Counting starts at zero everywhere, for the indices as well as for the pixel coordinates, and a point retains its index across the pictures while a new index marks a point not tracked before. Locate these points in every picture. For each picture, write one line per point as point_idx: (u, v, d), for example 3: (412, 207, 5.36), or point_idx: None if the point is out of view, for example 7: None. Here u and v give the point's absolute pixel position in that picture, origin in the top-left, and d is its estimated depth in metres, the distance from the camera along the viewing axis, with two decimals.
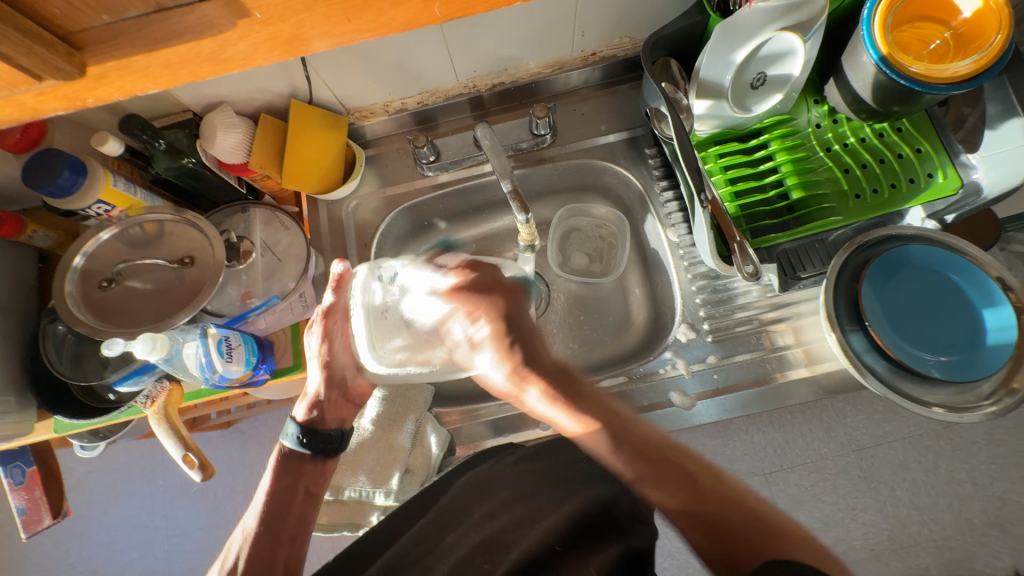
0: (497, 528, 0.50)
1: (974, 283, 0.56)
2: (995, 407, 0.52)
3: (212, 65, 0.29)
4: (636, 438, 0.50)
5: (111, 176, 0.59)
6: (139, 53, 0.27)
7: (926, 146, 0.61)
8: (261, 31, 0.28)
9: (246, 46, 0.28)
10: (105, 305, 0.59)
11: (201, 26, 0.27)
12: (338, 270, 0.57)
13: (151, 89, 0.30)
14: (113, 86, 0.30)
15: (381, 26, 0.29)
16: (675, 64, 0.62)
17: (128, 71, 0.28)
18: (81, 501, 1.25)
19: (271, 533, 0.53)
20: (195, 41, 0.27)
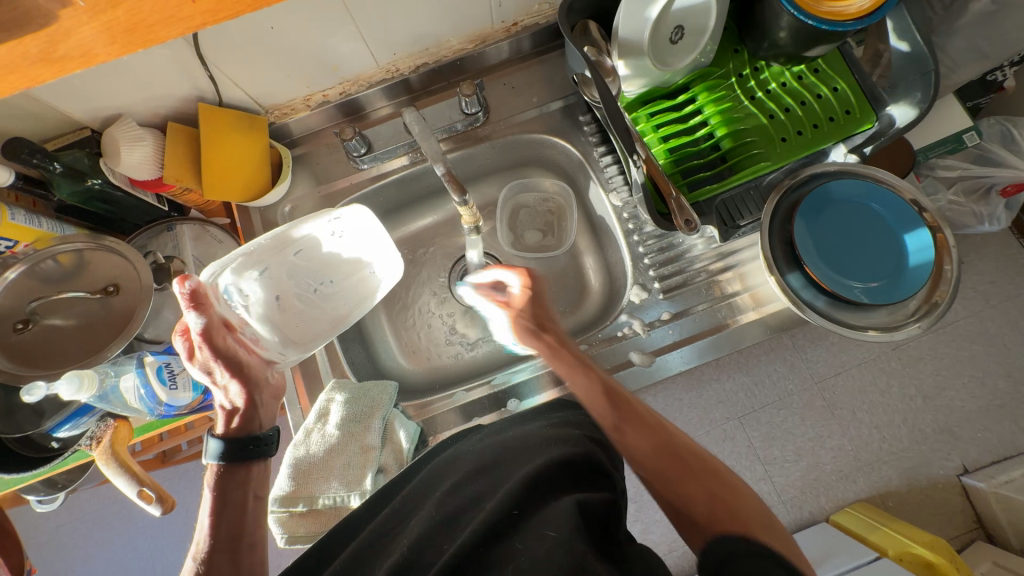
0: (459, 503, 0.49)
1: (895, 209, 0.59)
2: (919, 324, 0.56)
3: (49, 68, 0.27)
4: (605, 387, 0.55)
5: (7, 209, 0.54)
6: None
7: (842, 84, 0.64)
8: (90, 24, 0.26)
9: (80, 41, 0.26)
10: (24, 348, 0.54)
11: (21, 20, 0.25)
12: (183, 288, 0.47)
13: None
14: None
15: (230, 6, 0.27)
16: (595, 25, 0.61)
17: None
18: (55, 555, 1.19)
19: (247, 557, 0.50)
20: (17, 39, 0.25)
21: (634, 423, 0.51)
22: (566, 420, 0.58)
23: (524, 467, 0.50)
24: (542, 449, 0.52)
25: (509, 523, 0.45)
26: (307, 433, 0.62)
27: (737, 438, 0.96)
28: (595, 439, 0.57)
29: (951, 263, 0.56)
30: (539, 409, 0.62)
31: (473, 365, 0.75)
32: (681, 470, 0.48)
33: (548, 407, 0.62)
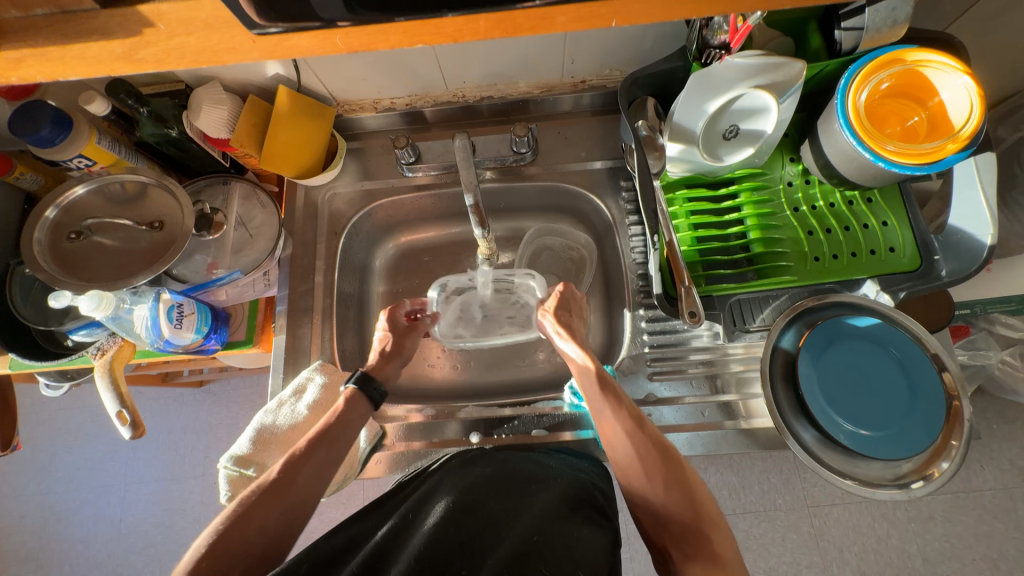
0: (471, 530, 0.52)
1: (914, 363, 0.56)
2: (903, 491, 0.52)
3: (129, 64, 0.31)
4: (627, 408, 0.53)
5: (95, 134, 0.61)
6: (51, 46, 0.28)
7: (892, 220, 0.62)
8: (170, 41, 0.30)
9: (157, 50, 0.30)
10: (69, 255, 0.60)
11: (111, 29, 0.28)
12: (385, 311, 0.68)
13: (70, 76, 0.31)
14: (34, 70, 0.30)
15: (288, 43, 0.31)
16: (653, 103, 0.63)
17: (45, 61, 0.29)
18: (48, 436, 1.28)
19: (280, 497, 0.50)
20: (105, 41, 0.29)
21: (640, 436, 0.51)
22: (570, 463, 0.61)
23: (540, 508, 0.54)
24: (551, 483, 0.57)
25: (530, 548, 0.49)
26: (279, 405, 0.64)
27: None
28: (595, 486, 0.59)
29: (958, 439, 0.52)
30: (527, 452, 0.62)
31: (456, 385, 0.77)
32: (680, 500, 0.50)
33: (551, 448, 0.64)
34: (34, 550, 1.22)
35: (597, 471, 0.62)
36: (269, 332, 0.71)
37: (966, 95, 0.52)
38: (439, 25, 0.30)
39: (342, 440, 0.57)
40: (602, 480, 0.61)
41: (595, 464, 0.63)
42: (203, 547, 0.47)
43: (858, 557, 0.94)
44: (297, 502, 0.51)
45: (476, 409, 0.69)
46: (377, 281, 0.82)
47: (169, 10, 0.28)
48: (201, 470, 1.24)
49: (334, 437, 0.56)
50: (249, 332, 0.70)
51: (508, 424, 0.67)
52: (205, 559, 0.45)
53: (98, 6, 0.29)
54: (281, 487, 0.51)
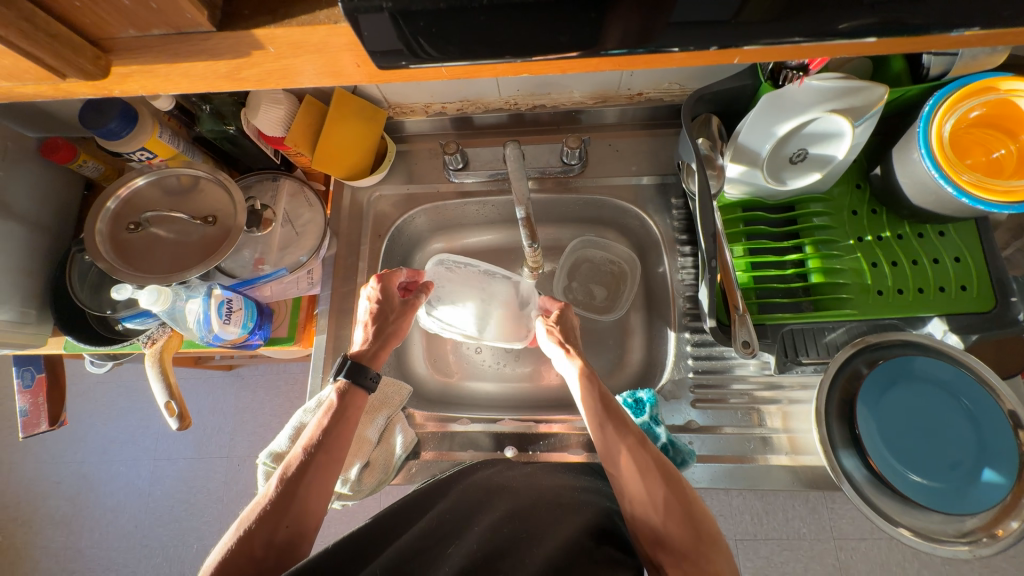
0: (490, 551, 0.49)
1: (985, 411, 0.53)
2: (969, 549, 0.49)
3: (228, 81, 0.32)
4: (672, 486, 0.52)
5: (158, 128, 0.62)
6: (162, 63, 0.30)
7: (967, 257, 0.58)
8: (273, 63, 0.31)
9: (260, 71, 0.31)
10: (127, 246, 0.61)
11: (219, 49, 0.29)
12: (372, 288, 0.66)
13: (169, 90, 0.32)
14: (137, 84, 0.33)
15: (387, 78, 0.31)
16: (717, 120, 0.61)
17: (151, 74, 0.31)
18: (85, 407, 1.33)
19: (272, 523, 0.51)
20: (213, 60, 0.30)
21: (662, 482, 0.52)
22: (594, 490, 0.59)
23: (568, 540, 0.51)
24: (575, 509, 0.54)
25: None
26: (318, 405, 0.65)
27: None
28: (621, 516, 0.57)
29: None
30: (555, 469, 0.61)
31: (486, 394, 0.76)
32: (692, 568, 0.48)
33: (581, 468, 0.63)
34: (67, 515, 1.27)
35: None
36: (310, 330, 0.72)
37: None
38: (539, 64, 0.31)
39: (339, 444, 0.57)
40: None
41: None
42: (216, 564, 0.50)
43: None
44: (301, 512, 0.53)
45: (508, 423, 0.68)
46: None
47: (282, 35, 0.28)
48: (225, 451, 1.27)
49: (331, 442, 0.57)
50: (290, 330, 0.71)
51: (542, 441, 0.66)
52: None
53: (213, 28, 0.29)
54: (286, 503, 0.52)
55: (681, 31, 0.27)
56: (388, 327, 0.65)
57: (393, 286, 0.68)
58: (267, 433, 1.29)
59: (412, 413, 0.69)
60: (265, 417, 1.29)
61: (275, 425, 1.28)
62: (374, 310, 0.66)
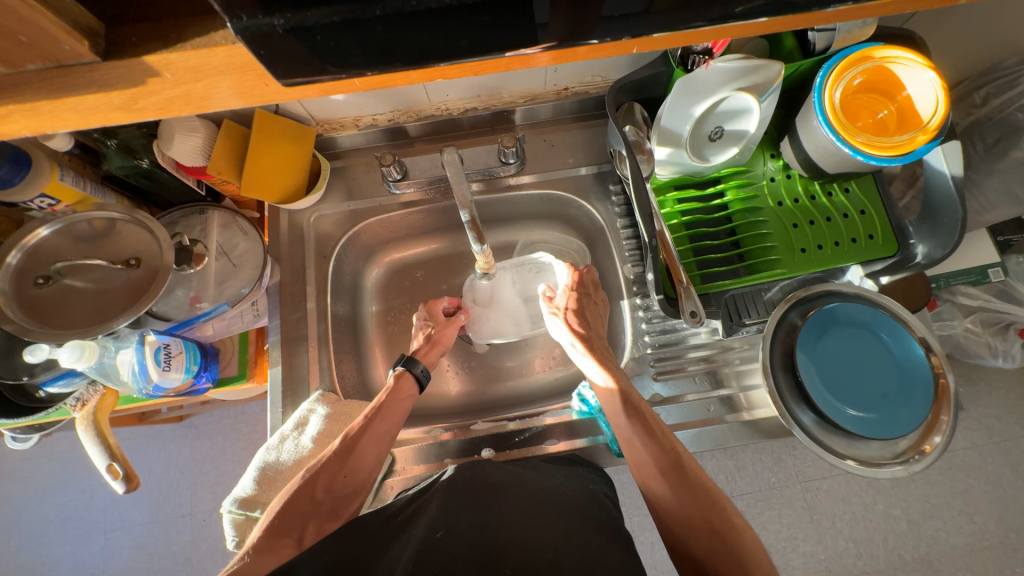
0: (489, 530, 0.50)
1: (901, 343, 0.59)
2: (904, 467, 0.55)
3: (126, 113, 0.30)
4: (658, 440, 0.55)
5: (57, 170, 0.57)
6: (45, 100, 0.28)
7: (870, 209, 0.65)
8: (173, 89, 0.29)
9: (160, 99, 0.29)
10: (37, 303, 0.55)
11: (110, 81, 0.28)
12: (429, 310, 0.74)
13: (58, 128, 0.30)
14: (18, 126, 0.30)
15: (298, 93, 0.31)
16: (639, 108, 0.64)
17: (33, 113, 0.28)
18: (14, 489, 1.19)
19: (288, 525, 0.52)
20: (104, 92, 0.28)
21: (650, 437, 0.55)
22: (574, 476, 0.60)
23: (553, 524, 0.51)
24: (558, 495, 0.55)
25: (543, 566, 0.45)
26: (281, 440, 0.62)
27: None
28: (602, 497, 0.58)
29: (947, 415, 0.56)
30: (536, 464, 0.62)
31: (458, 400, 0.76)
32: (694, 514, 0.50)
33: (559, 459, 0.63)
34: None
35: (604, 481, 0.62)
36: (263, 364, 0.69)
37: (931, 89, 0.55)
38: (454, 68, 0.32)
39: (392, 416, 0.62)
40: (607, 489, 0.61)
41: (603, 475, 0.63)
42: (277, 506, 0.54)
43: (849, 526, 0.99)
44: (358, 462, 0.58)
45: (484, 425, 0.68)
46: (369, 300, 0.80)
47: (178, 60, 0.27)
48: (187, 508, 1.18)
49: (387, 412, 0.62)
50: (240, 366, 0.68)
51: (519, 436, 0.66)
52: (278, 516, 0.53)
53: (99, 58, 0.27)
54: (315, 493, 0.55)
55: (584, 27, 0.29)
56: (441, 336, 0.71)
57: (434, 307, 0.74)
58: (233, 481, 1.21)
59: None
60: (228, 465, 1.21)
61: (240, 470, 1.20)
62: (422, 325, 0.71)
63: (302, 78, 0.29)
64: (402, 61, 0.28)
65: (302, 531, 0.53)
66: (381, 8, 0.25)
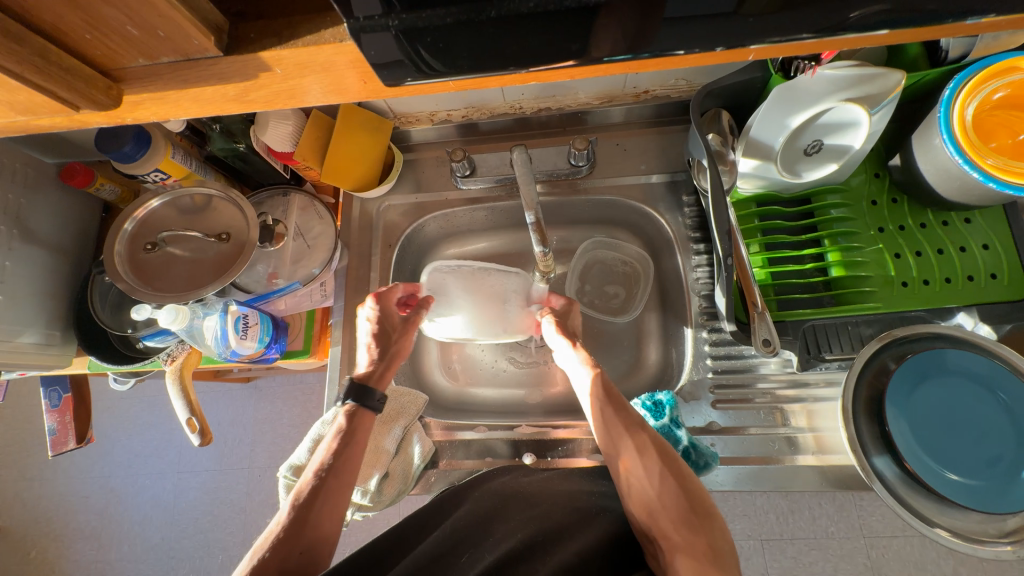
0: (512, 548, 0.49)
1: (1022, 404, 0.51)
2: (1012, 549, 0.47)
3: (237, 104, 0.32)
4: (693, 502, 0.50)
5: (170, 149, 0.63)
6: (172, 90, 0.30)
7: (995, 244, 0.56)
8: (281, 83, 0.31)
9: (267, 92, 0.31)
10: (145, 266, 0.62)
11: (226, 74, 0.30)
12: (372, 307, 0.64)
13: (179, 116, 0.33)
14: (149, 111, 0.33)
15: (395, 91, 0.31)
16: (727, 116, 0.60)
17: (161, 100, 0.31)
18: (111, 423, 1.36)
19: (284, 552, 0.48)
20: (221, 84, 0.30)
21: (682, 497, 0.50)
22: (614, 495, 0.57)
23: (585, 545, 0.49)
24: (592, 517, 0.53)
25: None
26: (334, 417, 0.65)
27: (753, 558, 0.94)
28: None
29: None
30: (573, 474, 0.60)
31: (502, 400, 0.76)
32: None
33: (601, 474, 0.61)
34: (97, 528, 1.30)
35: None
36: (325, 342, 0.73)
37: None
38: (548, 73, 0.31)
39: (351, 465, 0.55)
40: None
41: None
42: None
43: None
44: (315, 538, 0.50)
45: (526, 429, 0.68)
46: None
47: (289, 56, 0.28)
48: (246, 463, 1.29)
49: (343, 463, 0.55)
50: (306, 342, 0.72)
51: (561, 447, 0.65)
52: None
53: (221, 53, 0.29)
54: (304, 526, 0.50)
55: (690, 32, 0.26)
56: (392, 348, 0.64)
57: (389, 307, 0.65)
58: (287, 444, 1.30)
59: (429, 422, 0.69)
60: (284, 428, 1.31)
61: (294, 435, 1.29)
62: (375, 331, 0.63)
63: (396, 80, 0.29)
64: (498, 64, 0.28)
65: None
66: (496, 9, 0.25)
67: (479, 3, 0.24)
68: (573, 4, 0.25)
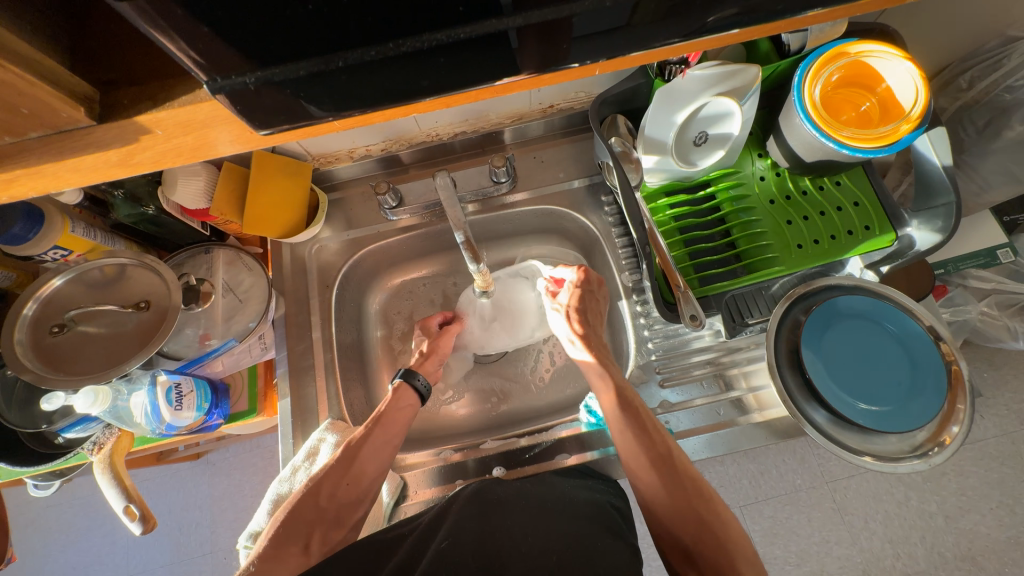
0: (500, 541, 0.49)
1: (907, 333, 0.58)
2: (923, 461, 0.53)
3: (126, 168, 0.32)
4: (652, 437, 0.57)
5: (69, 222, 0.59)
6: (47, 162, 0.30)
7: (863, 199, 0.65)
8: (165, 144, 0.31)
9: (153, 153, 0.31)
10: (54, 351, 0.57)
11: (105, 141, 0.29)
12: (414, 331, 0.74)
13: (62, 187, 0.32)
14: (25, 187, 0.32)
15: (282, 138, 0.32)
16: (623, 120, 0.66)
17: (36, 175, 0.30)
18: (39, 537, 1.20)
19: (324, 492, 0.58)
20: (102, 150, 0.30)
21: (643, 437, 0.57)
22: (584, 486, 0.59)
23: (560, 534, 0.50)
24: (566, 506, 0.55)
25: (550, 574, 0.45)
26: (293, 472, 0.63)
27: None
28: (611, 506, 0.57)
29: (964, 403, 0.54)
30: (543, 476, 0.61)
31: (468, 419, 0.76)
32: (687, 511, 0.53)
33: (572, 471, 0.63)
34: None
35: (614, 491, 0.61)
36: (272, 397, 0.70)
37: (910, 79, 0.55)
38: (429, 102, 0.33)
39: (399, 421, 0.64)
40: (618, 499, 0.60)
41: (614, 485, 0.62)
42: (279, 521, 0.57)
43: (882, 524, 0.95)
44: (359, 477, 0.60)
45: (494, 443, 0.68)
46: (373, 326, 0.81)
47: (167, 116, 0.29)
48: (209, 547, 1.18)
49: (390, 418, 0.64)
50: (251, 401, 0.69)
51: (529, 453, 0.66)
52: (282, 527, 0.56)
53: (95, 121, 0.29)
54: (349, 461, 0.59)
55: (547, 52, 0.29)
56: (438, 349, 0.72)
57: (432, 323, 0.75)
58: (251, 516, 1.20)
59: (396, 457, 0.68)
60: (247, 500, 1.21)
61: (259, 505, 1.20)
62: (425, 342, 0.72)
63: (288, 121, 0.30)
64: (373, 102, 0.30)
65: (307, 539, 0.55)
66: (342, 59, 0.27)
67: (327, 56, 0.26)
68: (411, 48, 0.27)
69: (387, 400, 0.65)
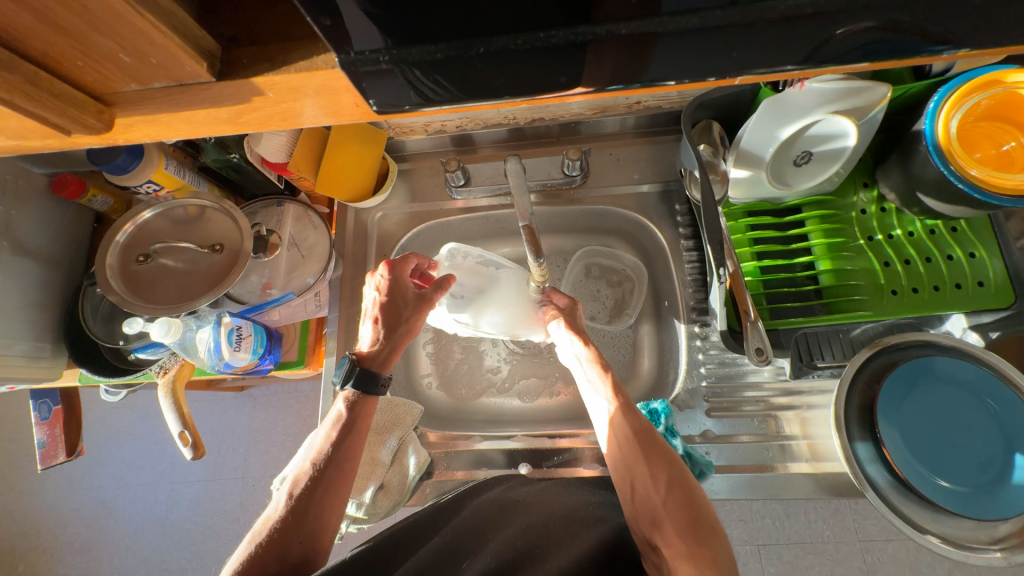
0: None
1: (1006, 408, 0.51)
2: (1004, 556, 0.47)
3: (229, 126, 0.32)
4: (652, 439, 0.55)
5: (164, 159, 0.63)
6: (164, 112, 0.31)
7: (981, 250, 0.57)
8: (272, 106, 0.31)
9: (260, 114, 0.32)
10: (138, 278, 0.62)
11: (218, 97, 0.30)
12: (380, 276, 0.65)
13: (173, 137, 0.33)
14: (140, 132, 0.34)
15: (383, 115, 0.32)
16: (717, 126, 0.60)
17: (152, 122, 0.32)
18: (102, 433, 1.35)
19: (276, 547, 0.50)
20: (214, 107, 0.31)
21: (643, 436, 0.55)
22: (610, 504, 0.58)
23: None
24: (591, 522, 0.53)
25: None
26: None
27: (749, 563, 0.94)
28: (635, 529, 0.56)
29: None
30: (569, 485, 0.60)
31: (497, 408, 0.75)
32: (685, 530, 0.49)
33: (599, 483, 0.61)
34: (87, 540, 1.28)
35: None
36: (320, 351, 0.73)
37: None
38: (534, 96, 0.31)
39: (350, 455, 0.57)
40: None
41: None
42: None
43: None
44: (317, 527, 0.52)
45: (522, 439, 0.67)
46: None
47: (280, 81, 0.29)
48: (240, 472, 1.28)
49: (342, 452, 0.57)
50: (300, 353, 0.71)
51: (557, 456, 0.65)
52: None
53: (214, 78, 0.29)
54: (304, 504, 0.53)
55: (690, 69, 0.27)
56: (400, 325, 0.64)
57: (404, 278, 0.66)
58: (281, 452, 1.29)
59: (424, 432, 0.69)
60: (279, 436, 1.29)
61: (288, 443, 1.28)
62: (382, 302, 0.64)
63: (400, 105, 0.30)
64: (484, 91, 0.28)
65: None
66: (485, 45, 0.25)
67: (462, 40, 0.25)
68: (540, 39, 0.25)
69: (343, 421, 0.59)
